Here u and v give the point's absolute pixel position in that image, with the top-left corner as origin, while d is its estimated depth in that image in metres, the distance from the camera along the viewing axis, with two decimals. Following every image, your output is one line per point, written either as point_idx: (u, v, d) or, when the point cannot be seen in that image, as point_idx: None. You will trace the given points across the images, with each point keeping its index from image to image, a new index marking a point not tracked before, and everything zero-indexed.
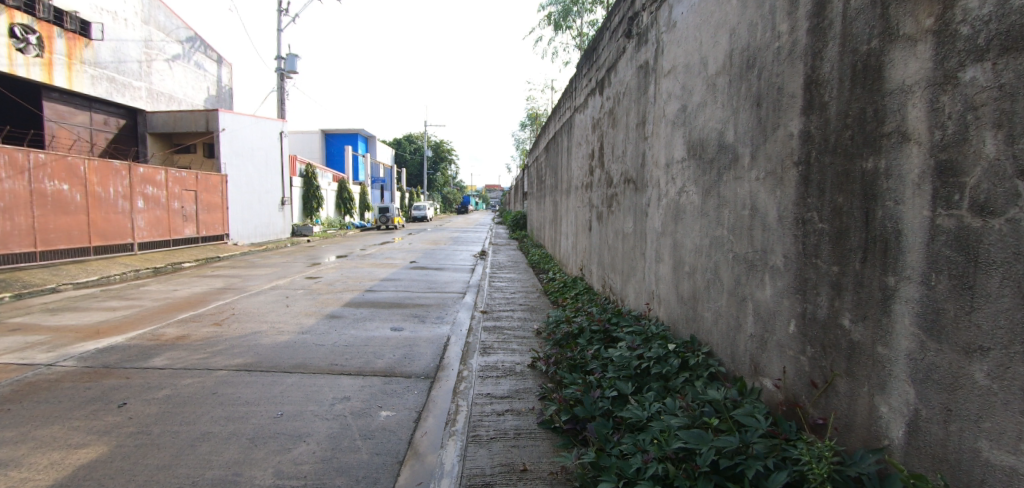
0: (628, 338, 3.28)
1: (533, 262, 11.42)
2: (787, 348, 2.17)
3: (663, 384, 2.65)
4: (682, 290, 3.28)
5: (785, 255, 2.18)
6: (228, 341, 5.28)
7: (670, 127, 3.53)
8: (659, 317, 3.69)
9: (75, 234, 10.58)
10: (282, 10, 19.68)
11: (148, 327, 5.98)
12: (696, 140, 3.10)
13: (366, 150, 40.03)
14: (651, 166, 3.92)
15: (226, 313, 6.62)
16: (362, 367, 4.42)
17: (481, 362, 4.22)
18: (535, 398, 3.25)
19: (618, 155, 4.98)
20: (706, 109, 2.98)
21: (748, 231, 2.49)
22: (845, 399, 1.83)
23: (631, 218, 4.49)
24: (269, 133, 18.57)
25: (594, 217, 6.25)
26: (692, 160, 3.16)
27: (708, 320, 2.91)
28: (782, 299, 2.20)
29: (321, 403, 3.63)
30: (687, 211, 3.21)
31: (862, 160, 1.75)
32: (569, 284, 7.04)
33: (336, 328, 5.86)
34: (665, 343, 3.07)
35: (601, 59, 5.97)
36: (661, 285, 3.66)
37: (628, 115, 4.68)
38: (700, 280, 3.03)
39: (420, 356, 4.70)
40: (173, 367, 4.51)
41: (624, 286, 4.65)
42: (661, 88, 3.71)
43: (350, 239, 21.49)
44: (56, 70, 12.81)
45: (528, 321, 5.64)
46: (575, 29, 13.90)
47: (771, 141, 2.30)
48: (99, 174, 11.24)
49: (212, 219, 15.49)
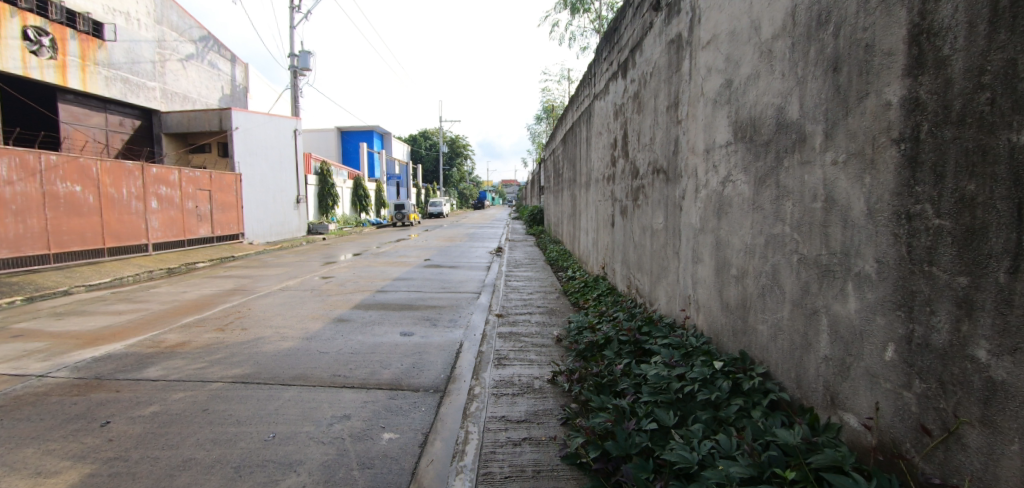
0: (664, 352, 2.82)
1: (551, 259, 10.99)
2: (881, 379, 1.71)
3: (714, 414, 2.19)
4: (728, 297, 2.81)
5: (878, 260, 1.71)
6: (229, 349, 4.97)
7: (710, 106, 3.04)
8: (697, 326, 3.23)
9: (89, 235, 10.53)
10: (295, 6, 19.51)
11: (151, 332, 5.73)
12: (745, 120, 2.61)
13: (381, 146, 39.88)
14: (686, 153, 3.44)
15: (232, 317, 6.35)
16: (367, 379, 4.05)
17: (496, 375, 3.80)
18: (557, 423, 2.82)
19: (645, 143, 4.49)
20: (759, 81, 2.48)
21: (820, 229, 2.01)
22: (983, 455, 1.36)
23: (661, 214, 4.01)
24: (283, 131, 18.41)
25: (617, 212, 5.76)
26: (740, 144, 2.67)
27: (765, 335, 2.44)
28: (873, 315, 1.73)
29: (318, 423, 3.25)
30: (735, 204, 2.73)
31: (1011, 131, 1.26)
32: (590, 284, 6.56)
33: (342, 333, 5.51)
34: (710, 360, 2.60)
35: (623, 39, 5.45)
36: (700, 290, 3.21)
37: (657, 97, 4.17)
38: (752, 285, 2.55)
39: (430, 367, 4.30)
40: (167, 378, 4.20)
41: (654, 288, 4.18)
42: (698, 63, 3.23)
43: (366, 237, 21.28)
44: (70, 72, 12.83)
45: (548, 326, 5.18)
46: (593, 12, 13.30)
47: (855, 115, 1.82)
48: (111, 175, 11.17)
49: (226, 218, 15.43)
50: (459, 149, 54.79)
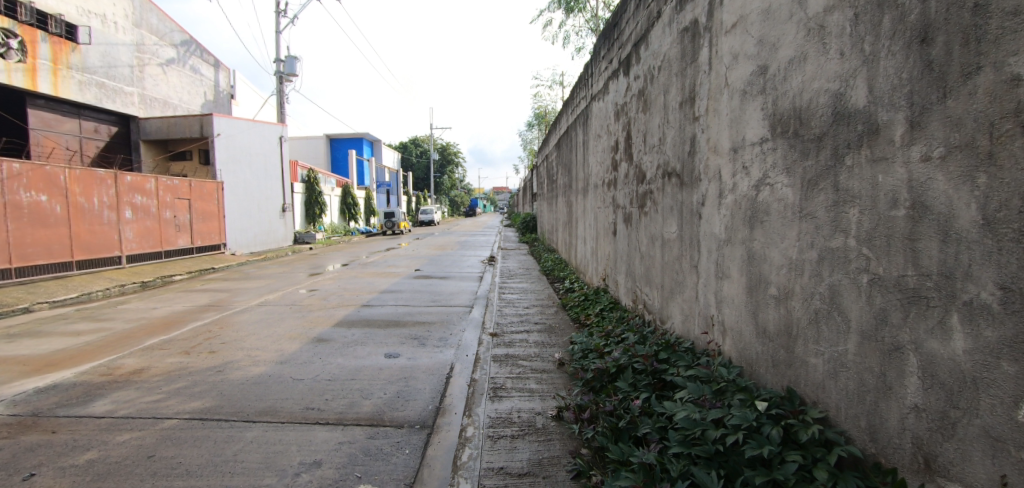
0: (691, 388, 2.38)
1: (546, 268, 10.57)
2: (1012, 447, 1.27)
3: (768, 475, 1.74)
4: (765, 322, 2.39)
5: (1001, 287, 1.28)
6: (193, 377, 4.45)
7: (737, 98, 2.63)
8: (723, 351, 2.81)
9: (56, 247, 9.92)
10: (281, 11, 19.04)
11: (108, 357, 5.17)
12: (787, 112, 2.19)
13: (371, 153, 39.36)
14: (706, 154, 3.03)
15: (201, 337, 5.81)
16: (344, 413, 3.56)
17: (492, 410, 3.32)
18: (566, 477, 2.35)
19: (653, 145, 4.08)
20: (806, 65, 2.06)
21: (904, 243, 1.59)
22: None
23: (674, 222, 3.58)
24: (267, 138, 17.86)
25: (620, 220, 5.35)
26: (778, 140, 2.26)
27: (819, 370, 2.01)
28: (994, 361, 1.30)
29: (281, 474, 2.74)
30: (774, 212, 2.30)
31: None
32: (591, 298, 6.12)
33: (320, 356, 4.98)
34: (749, 399, 2.15)
35: (625, 33, 5.05)
36: (726, 310, 2.78)
37: (667, 91, 3.76)
38: (799, 308, 2.13)
39: (416, 396, 3.82)
40: (114, 415, 3.67)
41: (667, 303, 3.75)
42: (720, 50, 2.82)
43: (354, 246, 20.68)
44: (41, 76, 12.22)
45: (547, 348, 4.72)
46: (588, 11, 13.00)
47: (959, 95, 1.40)
48: (81, 184, 10.59)
49: (207, 228, 14.82)
50: (451, 156, 54.39)
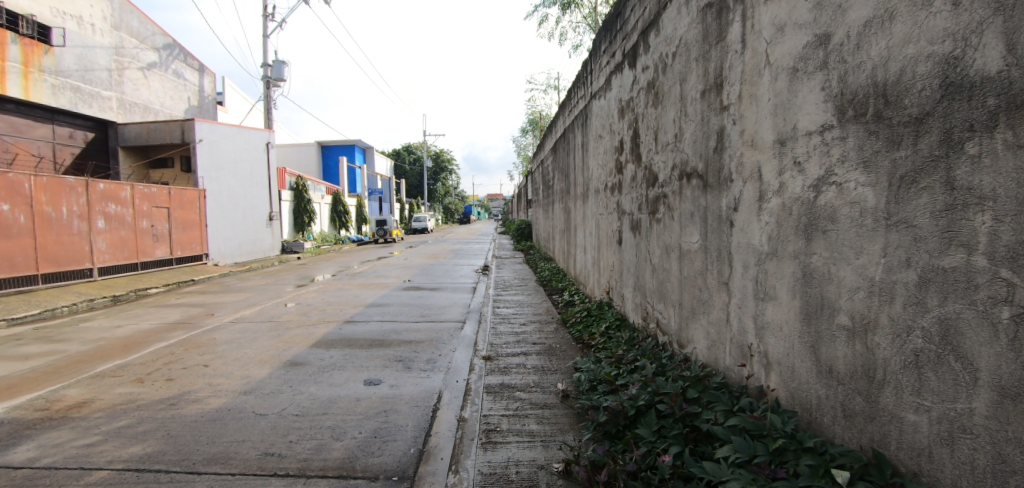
0: (739, 444, 1.88)
1: (543, 279, 10.06)
2: None
3: None
4: (831, 361, 1.88)
5: None
6: (140, 412, 3.85)
7: (786, 77, 2.13)
8: (766, 390, 2.30)
9: (19, 259, 9.27)
10: (269, 14, 18.54)
11: (51, 387, 4.56)
12: (863, 89, 1.69)
13: (363, 160, 38.73)
14: (739, 149, 2.53)
15: (162, 362, 5.21)
16: (311, 458, 2.99)
17: (486, 460, 2.78)
18: None
19: (667, 142, 3.59)
20: (895, 26, 1.56)
21: None
22: None
23: (696, 230, 3.08)
24: (252, 144, 17.27)
25: (625, 228, 4.84)
26: (851, 126, 1.75)
27: (923, 430, 1.50)
28: None
29: None
30: (843, 219, 1.79)
31: None
32: (594, 313, 5.60)
33: (292, 383, 4.41)
34: (820, 467, 1.66)
35: (630, 20, 4.57)
36: (770, 341, 2.27)
37: (684, 79, 3.26)
38: (887, 345, 1.62)
39: (397, 435, 3.26)
40: (34, 465, 3.05)
41: (687, 325, 3.24)
42: (759, 23, 2.33)
43: (344, 255, 20.00)
44: (9, 78, 11.54)
45: (547, 375, 4.18)
46: (586, 7, 12.60)
47: None
48: (48, 192, 9.96)
49: (188, 238, 14.20)
50: (444, 163, 53.96)
